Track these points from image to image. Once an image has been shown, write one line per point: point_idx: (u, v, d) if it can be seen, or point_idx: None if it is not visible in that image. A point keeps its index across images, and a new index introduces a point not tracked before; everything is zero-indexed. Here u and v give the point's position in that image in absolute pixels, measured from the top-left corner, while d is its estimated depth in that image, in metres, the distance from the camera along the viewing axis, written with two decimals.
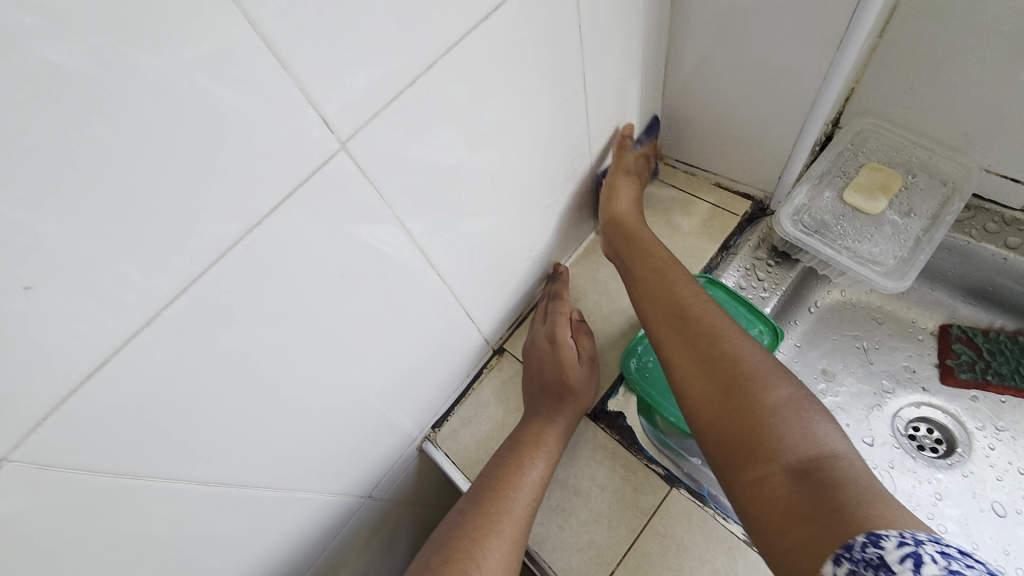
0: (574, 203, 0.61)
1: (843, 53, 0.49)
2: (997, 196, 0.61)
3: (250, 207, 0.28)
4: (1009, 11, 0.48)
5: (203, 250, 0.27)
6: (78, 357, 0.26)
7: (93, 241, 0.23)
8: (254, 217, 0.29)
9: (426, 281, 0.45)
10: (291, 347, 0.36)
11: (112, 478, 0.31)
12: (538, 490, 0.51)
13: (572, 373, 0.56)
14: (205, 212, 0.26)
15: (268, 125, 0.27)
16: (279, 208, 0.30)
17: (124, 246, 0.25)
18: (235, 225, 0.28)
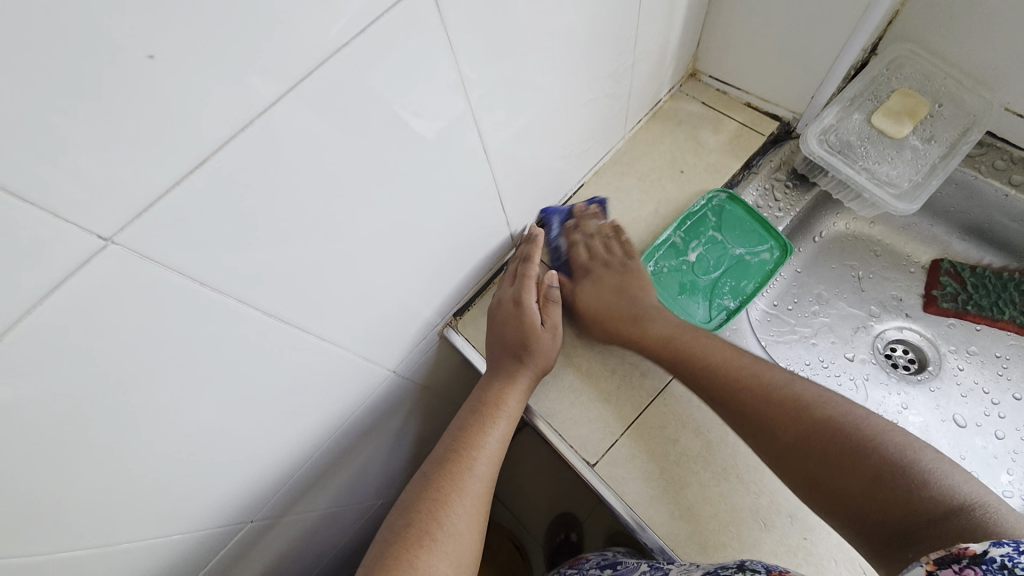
0: (610, 105, 0.61)
1: None
2: (1009, 134, 0.63)
3: (341, 27, 0.29)
4: None
5: (297, 64, 0.28)
6: (181, 151, 0.26)
7: (209, 24, 0.24)
8: (340, 39, 0.29)
9: (471, 152, 0.47)
10: (352, 196, 0.38)
11: (198, 288, 0.32)
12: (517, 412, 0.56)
13: (535, 337, 0.56)
14: (303, 24, 0.27)
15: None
16: (362, 34, 0.30)
17: (233, 44, 0.25)
18: (326, 44, 0.29)
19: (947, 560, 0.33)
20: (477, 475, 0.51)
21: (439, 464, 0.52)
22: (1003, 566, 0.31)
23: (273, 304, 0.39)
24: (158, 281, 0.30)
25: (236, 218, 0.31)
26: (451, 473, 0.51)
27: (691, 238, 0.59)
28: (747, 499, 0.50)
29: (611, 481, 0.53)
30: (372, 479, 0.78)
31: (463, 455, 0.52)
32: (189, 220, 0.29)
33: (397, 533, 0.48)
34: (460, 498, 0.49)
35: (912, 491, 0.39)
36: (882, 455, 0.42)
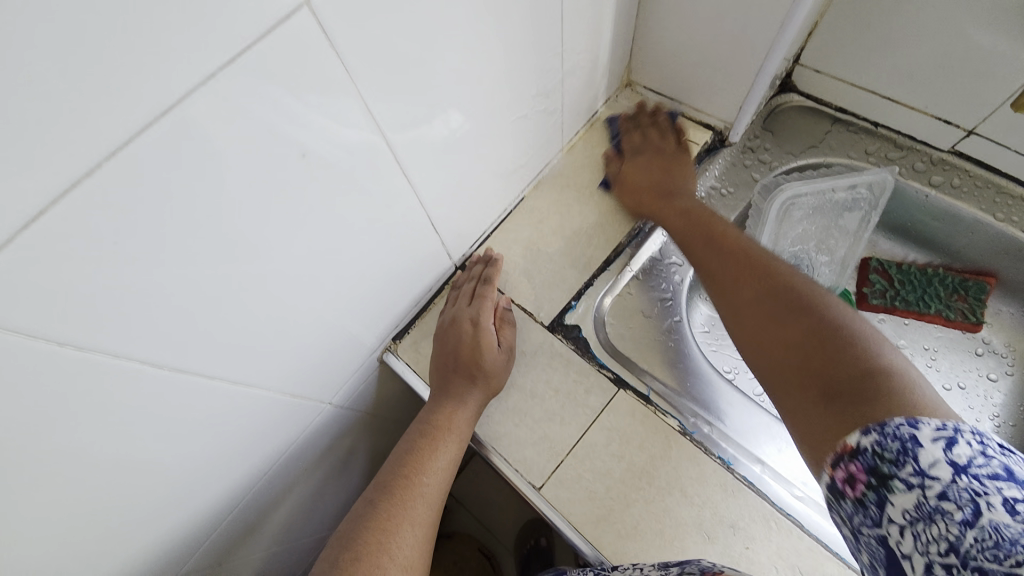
0: (543, 118, 0.61)
1: None
2: (927, 137, 0.66)
3: (205, 60, 0.26)
4: None
5: (155, 103, 0.26)
6: (15, 204, 0.23)
7: (30, 66, 0.21)
8: (206, 71, 0.27)
9: (389, 174, 0.45)
10: (250, 231, 0.36)
11: (65, 345, 0.29)
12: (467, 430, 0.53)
13: (489, 355, 0.55)
14: (155, 59, 0.24)
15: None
16: (234, 66, 0.28)
17: (66, 86, 0.22)
18: (188, 78, 0.26)
19: (838, 459, 0.36)
20: (426, 500, 0.48)
21: (386, 490, 0.48)
22: (875, 453, 0.33)
23: (167, 354, 0.36)
24: (8, 344, 0.27)
25: (101, 270, 0.28)
26: (399, 496, 0.47)
27: (677, 224, 0.60)
28: (689, 512, 0.50)
29: (557, 504, 0.52)
30: (321, 510, 0.74)
31: (413, 480, 0.49)
32: (35, 278, 0.26)
33: (339, 564, 0.43)
34: (409, 524, 0.46)
35: (894, 392, 0.36)
36: (875, 360, 0.38)
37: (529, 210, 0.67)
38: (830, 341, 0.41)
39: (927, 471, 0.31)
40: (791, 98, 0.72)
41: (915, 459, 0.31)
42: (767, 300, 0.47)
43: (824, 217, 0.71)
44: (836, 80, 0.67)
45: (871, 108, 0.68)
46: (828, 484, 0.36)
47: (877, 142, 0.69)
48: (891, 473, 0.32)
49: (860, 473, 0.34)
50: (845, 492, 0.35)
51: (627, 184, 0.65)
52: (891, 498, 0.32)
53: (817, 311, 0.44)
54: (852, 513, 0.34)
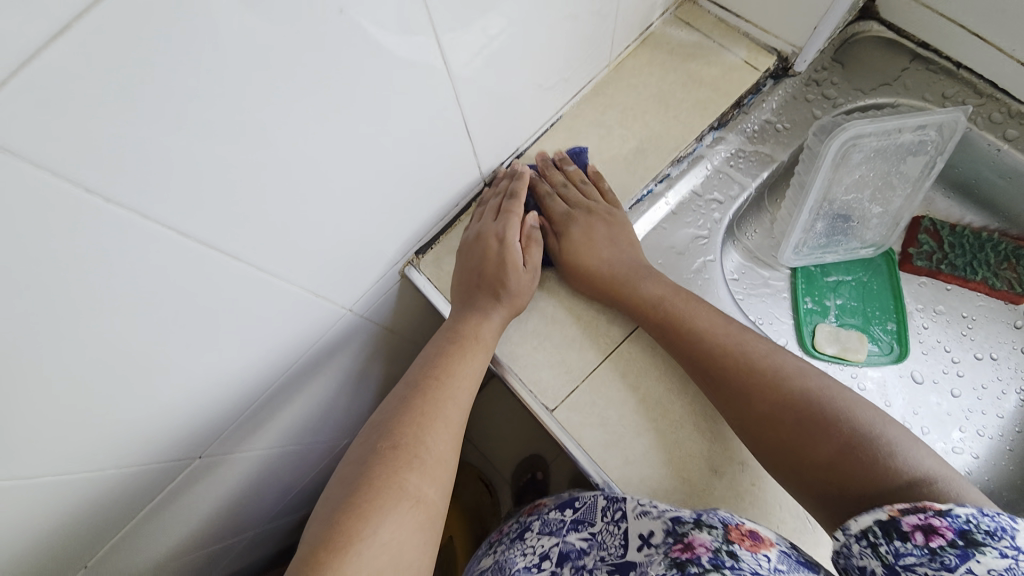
0: (596, 24, 0.55)
1: None
2: (1011, 85, 0.59)
3: None
4: None
5: None
6: (30, 14, 0.21)
7: None
8: None
9: (432, 62, 0.41)
10: (281, 98, 0.33)
11: (91, 195, 0.28)
12: (494, 341, 0.53)
13: (515, 274, 0.53)
14: None
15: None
16: None
17: None
18: None
19: (912, 509, 0.34)
20: (458, 403, 0.48)
21: (415, 391, 0.48)
22: (970, 521, 0.32)
23: (192, 225, 0.34)
24: (29, 183, 0.25)
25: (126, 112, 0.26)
26: (427, 397, 0.47)
27: None
28: (702, 447, 0.50)
29: (569, 427, 0.52)
30: (333, 418, 0.76)
31: (442, 382, 0.49)
32: (57, 106, 0.24)
33: (374, 452, 0.43)
34: (442, 423, 0.46)
35: (883, 473, 0.38)
36: (854, 441, 0.40)
37: (567, 131, 0.62)
38: (813, 431, 0.42)
39: (1022, 548, 0.31)
40: (869, 28, 0.65)
41: (1012, 537, 0.31)
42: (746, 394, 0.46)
43: (886, 162, 0.64)
44: (921, 10, 0.60)
45: (956, 46, 0.60)
46: (878, 520, 0.35)
47: (956, 86, 0.63)
48: (983, 540, 0.31)
49: (944, 529, 0.32)
50: (911, 536, 0.33)
51: (563, 233, 0.57)
52: (978, 557, 0.31)
53: (782, 388, 0.45)
54: (904, 553, 0.33)
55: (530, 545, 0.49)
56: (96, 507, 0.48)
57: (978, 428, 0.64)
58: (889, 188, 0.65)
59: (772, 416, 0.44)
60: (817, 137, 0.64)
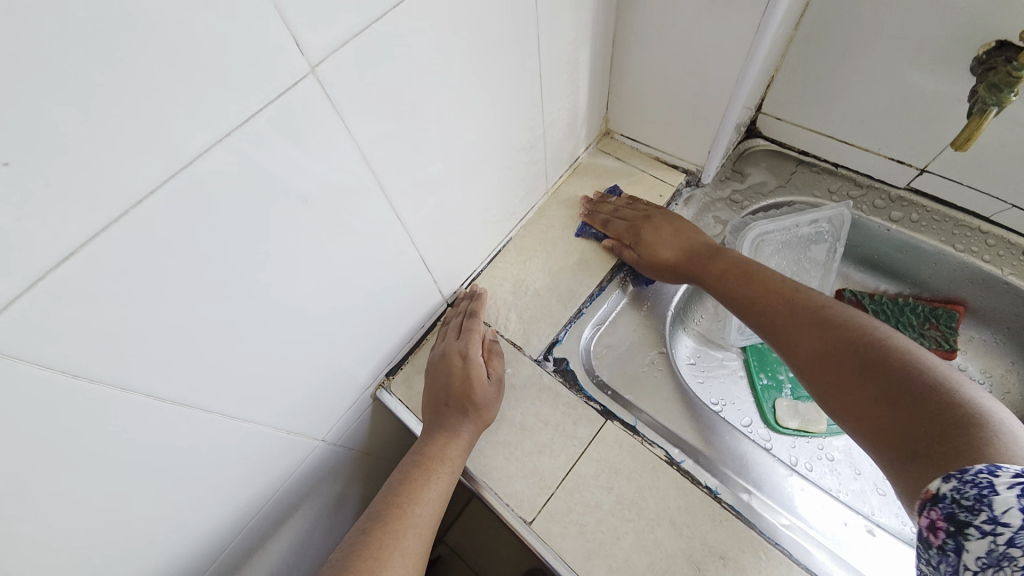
0: (529, 166, 0.65)
1: (753, 56, 0.56)
2: (884, 176, 0.71)
3: (205, 128, 0.29)
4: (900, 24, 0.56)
5: (166, 161, 0.28)
6: (37, 255, 0.26)
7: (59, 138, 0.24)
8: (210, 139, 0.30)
9: (387, 218, 0.48)
10: (255, 272, 0.38)
11: (73, 378, 0.31)
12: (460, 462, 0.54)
13: (480, 387, 0.57)
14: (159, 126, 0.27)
15: (257, 56, 0.29)
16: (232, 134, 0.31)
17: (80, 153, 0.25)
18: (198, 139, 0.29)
19: (921, 505, 0.37)
20: (418, 530, 0.49)
21: (378, 520, 0.49)
22: (953, 499, 0.34)
23: (168, 388, 0.37)
24: (22, 378, 0.29)
25: (121, 309, 0.31)
26: (390, 527, 0.48)
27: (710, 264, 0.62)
28: (680, 544, 0.50)
29: (548, 538, 0.52)
30: (313, 553, 0.73)
31: (404, 511, 0.50)
32: (56, 314, 0.28)
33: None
34: (400, 554, 0.47)
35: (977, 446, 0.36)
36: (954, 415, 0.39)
37: (517, 249, 0.71)
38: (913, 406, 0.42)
39: (1001, 518, 0.32)
40: (758, 143, 0.78)
41: (991, 506, 0.33)
42: (823, 336, 0.50)
43: (795, 250, 0.74)
44: (797, 125, 0.73)
45: (830, 150, 0.73)
46: (916, 531, 0.38)
47: (840, 182, 0.74)
48: (968, 520, 0.34)
49: (940, 520, 0.35)
50: (929, 540, 0.36)
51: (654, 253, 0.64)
52: (968, 544, 0.34)
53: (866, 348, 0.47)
54: (936, 560, 0.36)
55: None
56: None
57: None
58: (805, 271, 0.74)
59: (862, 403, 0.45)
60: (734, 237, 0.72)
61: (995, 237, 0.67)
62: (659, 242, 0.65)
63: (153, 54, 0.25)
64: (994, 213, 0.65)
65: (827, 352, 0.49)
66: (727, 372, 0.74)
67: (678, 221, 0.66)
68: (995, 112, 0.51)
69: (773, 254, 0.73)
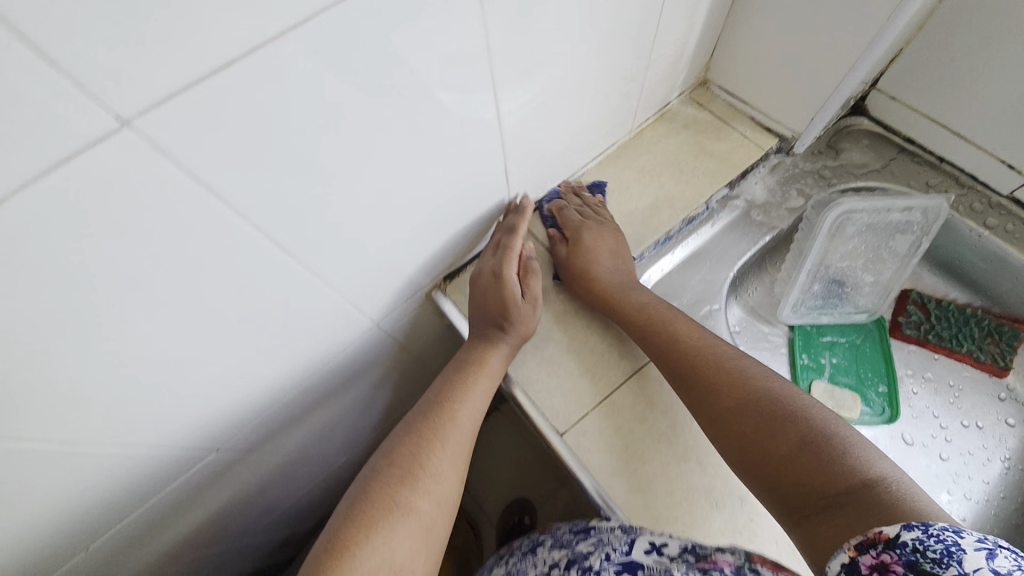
0: (621, 97, 0.64)
1: (896, 17, 0.52)
2: (988, 179, 0.67)
3: None
4: None
5: None
6: (212, 56, 0.27)
7: None
8: None
9: (486, 115, 0.48)
10: (371, 136, 0.40)
11: (210, 196, 0.33)
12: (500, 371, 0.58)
13: (516, 307, 0.57)
14: None
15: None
16: None
17: None
18: None
19: (866, 545, 0.35)
20: (460, 426, 0.53)
21: (423, 414, 0.53)
22: (916, 548, 0.32)
23: (279, 231, 0.39)
24: (174, 181, 0.30)
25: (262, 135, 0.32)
26: (435, 421, 0.52)
27: (610, 280, 0.60)
28: (703, 480, 0.53)
29: (580, 453, 0.55)
30: (342, 432, 0.79)
31: (448, 407, 0.53)
32: (212, 123, 0.29)
33: (375, 473, 0.48)
34: (444, 446, 0.50)
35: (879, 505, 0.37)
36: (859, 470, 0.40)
37: (589, 184, 0.70)
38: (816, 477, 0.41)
39: None
40: (861, 122, 0.75)
41: (960, 563, 0.31)
42: (722, 412, 0.49)
43: (877, 237, 0.71)
44: (910, 108, 0.69)
45: (938, 141, 0.69)
46: (843, 564, 0.36)
47: (940, 176, 0.71)
48: (932, 570, 0.31)
49: (895, 564, 0.33)
50: None
51: (575, 272, 0.61)
52: None
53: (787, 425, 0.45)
54: None
55: (543, 557, 0.51)
56: (126, 488, 0.49)
57: (965, 492, 0.66)
58: (881, 259, 0.72)
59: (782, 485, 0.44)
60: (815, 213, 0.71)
61: None
62: (594, 247, 0.61)
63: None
64: None
65: (740, 396, 0.48)
66: (774, 346, 0.74)
67: (604, 260, 0.61)
68: None
69: (853, 237, 0.71)
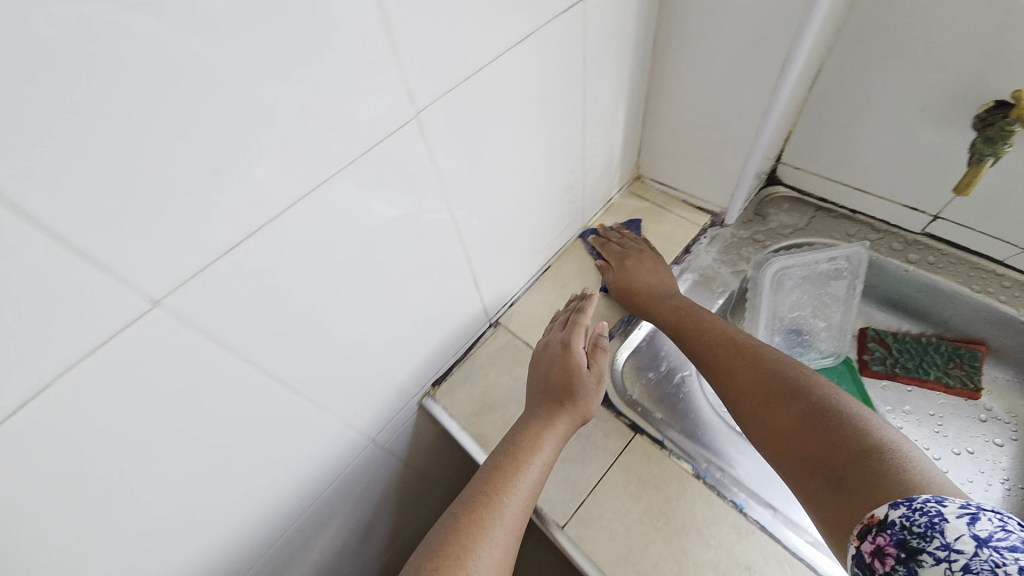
0: (567, 202, 0.73)
1: (770, 114, 0.63)
2: (899, 222, 0.76)
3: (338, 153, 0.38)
4: (908, 87, 0.63)
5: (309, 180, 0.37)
6: (216, 242, 0.33)
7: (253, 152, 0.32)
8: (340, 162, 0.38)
9: (450, 241, 0.56)
10: (350, 276, 0.46)
11: (216, 349, 0.38)
12: (549, 462, 0.56)
13: (583, 381, 0.59)
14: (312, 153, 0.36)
15: (385, 102, 0.38)
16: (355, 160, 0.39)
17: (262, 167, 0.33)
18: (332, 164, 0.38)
19: (865, 531, 0.39)
20: (506, 521, 0.51)
21: (466, 506, 0.52)
22: (903, 526, 0.37)
23: (276, 366, 0.44)
24: (183, 341, 0.35)
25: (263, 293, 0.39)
26: (480, 511, 0.50)
27: (670, 322, 0.65)
28: (706, 553, 0.52)
29: (581, 542, 0.55)
30: (343, 558, 0.76)
31: (494, 500, 0.51)
32: (217, 291, 0.35)
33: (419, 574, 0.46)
34: (487, 544, 0.48)
35: (895, 468, 0.40)
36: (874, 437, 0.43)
37: (554, 278, 0.78)
38: (831, 445, 0.45)
39: (953, 545, 0.34)
40: (779, 189, 0.86)
41: (942, 533, 0.35)
42: (759, 376, 0.53)
43: (815, 285, 0.78)
44: (815, 174, 0.80)
45: (846, 197, 0.80)
46: (854, 556, 0.39)
47: (857, 226, 0.80)
48: (919, 547, 0.36)
49: (888, 546, 0.37)
50: (874, 566, 0.38)
51: (629, 291, 0.70)
52: (920, 570, 0.35)
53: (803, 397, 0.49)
54: None
55: None
56: None
57: None
58: (826, 306, 0.78)
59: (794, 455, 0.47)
60: (755, 274, 0.78)
61: (1012, 280, 0.70)
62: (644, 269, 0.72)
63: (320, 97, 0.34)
64: (1007, 257, 0.69)
65: (778, 394, 0.51)
66: None
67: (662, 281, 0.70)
68: (993, 162, 0.56)
69: (794, 288, 0.78)
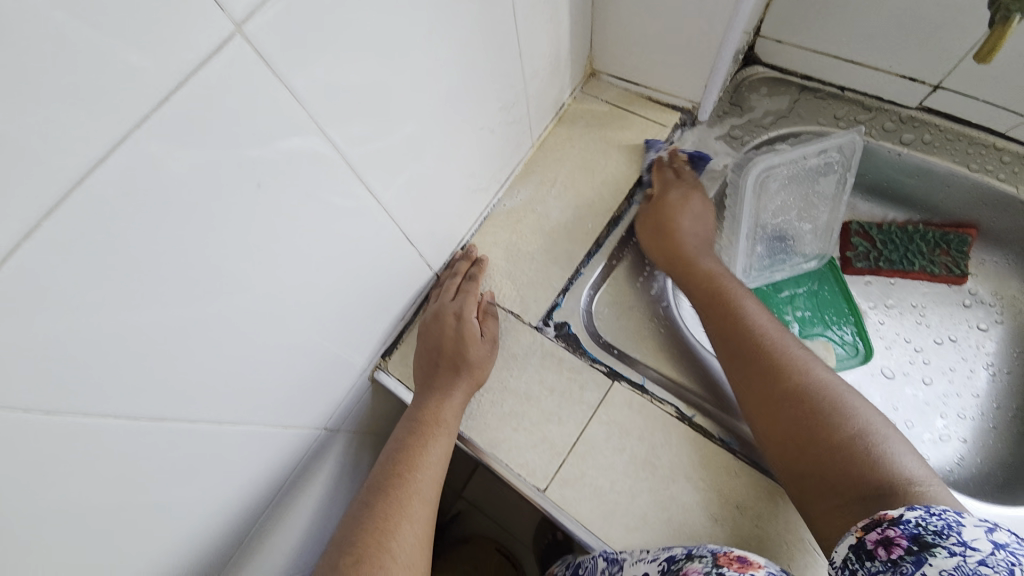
0: (508, 120, 0.60)
1: None
2: (894, 96, 0.66)
3: (119, 112, 0.25)
4: None
5: (82, 163, 0.25)
6: None
7: None
8: (129, 123, 0.26)
9: (359, 200, 0.44)
10: (219, 267, 0.35)
11: (28, 410, 0.28)
12: (495, 349, 0.58)
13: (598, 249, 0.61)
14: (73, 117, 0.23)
15: (171, 13, 0.25)
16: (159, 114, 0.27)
17: None
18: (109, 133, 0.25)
19: (871, 524, 0.36)
20: (443, 409, 0.54)
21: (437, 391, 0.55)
22: (918, 523, 0.34)
23: (140, 406, 0.35)
24: None
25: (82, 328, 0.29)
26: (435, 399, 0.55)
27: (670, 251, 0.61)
28: (695, 498, 0.50)
29: (563, 503, 0.52)
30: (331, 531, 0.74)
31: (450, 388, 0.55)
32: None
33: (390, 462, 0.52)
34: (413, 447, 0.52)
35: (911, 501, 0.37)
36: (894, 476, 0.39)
37: (507, 212, 0.66)
38: (842, 456, 0.42)
39: (970, 542, 0.32)
40: (757, 71, 0.72)
41: (959, 532, 0.33)
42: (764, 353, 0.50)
43: (802, 186, 0.70)
44: (798, 47, 0.67)
45: (836, 72, 0.67)
46: (851, 546, 0.37)
47: (845, 106, 0.69)
48: (933, 541, 0.33)
49: (899, 537, 0.35)
50: (876, 552, 0.35)
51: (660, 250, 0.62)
52: (930, 559, 0.33)
53: (838, 401, 0.45)
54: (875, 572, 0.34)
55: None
56: None
57: (958, 412, 0.66)
58: (813, 207, 0.70)
59: (787, 436, 0.46)
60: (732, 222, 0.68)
61: (1012, 153, 0.63)
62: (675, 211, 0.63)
63: (7, 12, 0.20)
64: (1011, 128, 0.62)
65: (778, 379, 0.48)
66: None
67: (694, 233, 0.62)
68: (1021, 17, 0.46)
69: (780, 191, 0.70)
